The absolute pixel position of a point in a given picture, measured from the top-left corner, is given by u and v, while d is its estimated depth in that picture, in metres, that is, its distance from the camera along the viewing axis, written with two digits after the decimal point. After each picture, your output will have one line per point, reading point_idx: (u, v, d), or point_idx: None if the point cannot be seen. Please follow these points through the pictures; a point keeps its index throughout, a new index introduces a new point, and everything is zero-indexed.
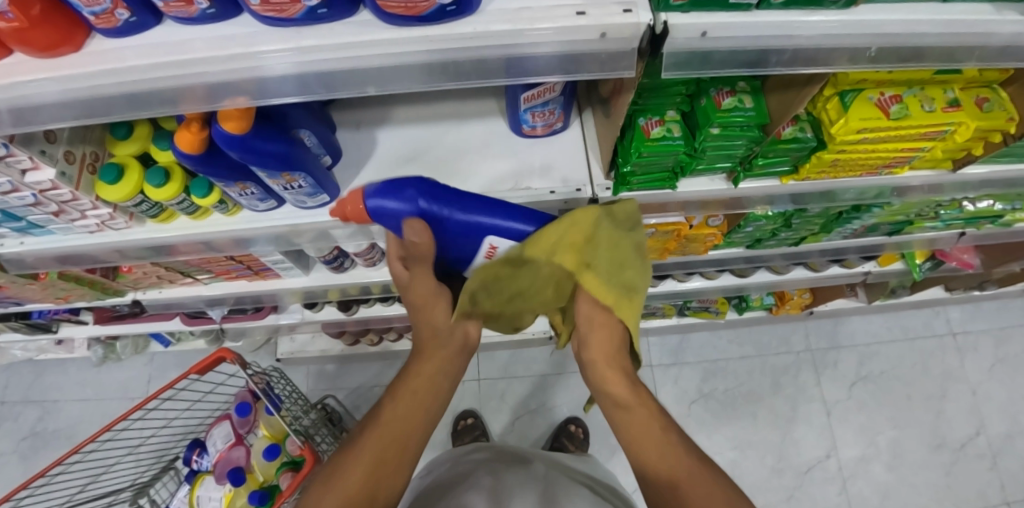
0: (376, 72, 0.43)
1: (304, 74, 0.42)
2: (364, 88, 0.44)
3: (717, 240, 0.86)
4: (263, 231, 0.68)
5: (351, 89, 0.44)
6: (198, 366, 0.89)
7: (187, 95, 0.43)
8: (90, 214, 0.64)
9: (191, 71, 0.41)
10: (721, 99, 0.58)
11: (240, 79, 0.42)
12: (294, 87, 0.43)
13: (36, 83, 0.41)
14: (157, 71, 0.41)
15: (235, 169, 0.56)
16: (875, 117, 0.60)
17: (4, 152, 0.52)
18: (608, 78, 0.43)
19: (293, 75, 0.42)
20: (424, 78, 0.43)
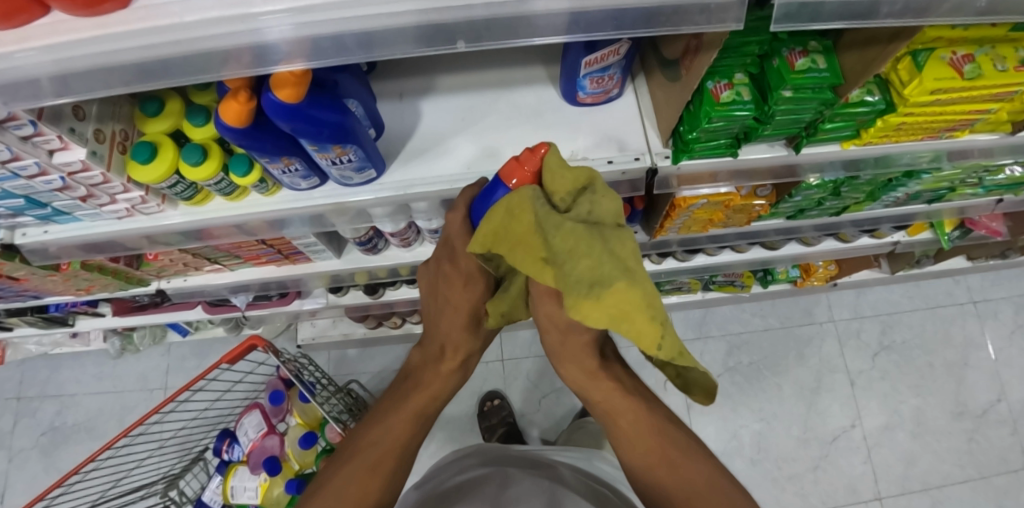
0: (467, 26, 0.40)
1: (377, 28, 0.40)
2: (452, 43, 0.41)
3: (763, 210, 0.83)
4: (304, 210, 0.65)
5: (434, 46, 0.41)
6: (230, 355, 0.86)
7: (245, 56, 0.40)
8: (120, 197, 0.60)
9: (255, 23, 0.38)
10: (794, 60, 0.55)
11: (308, 37, 0.39)
12: (353, 47, 0.40)
13: (84, 47, 0.38)
14: (220, 27, 0.38)
15: (280, 142, 0.52)
16: (949, 77, 0.57)
17: (31, 130, 0.47)
18: (715, 30, 0.41)
19: (367, 30, 0.39)
20: (511, 32, 0.41)
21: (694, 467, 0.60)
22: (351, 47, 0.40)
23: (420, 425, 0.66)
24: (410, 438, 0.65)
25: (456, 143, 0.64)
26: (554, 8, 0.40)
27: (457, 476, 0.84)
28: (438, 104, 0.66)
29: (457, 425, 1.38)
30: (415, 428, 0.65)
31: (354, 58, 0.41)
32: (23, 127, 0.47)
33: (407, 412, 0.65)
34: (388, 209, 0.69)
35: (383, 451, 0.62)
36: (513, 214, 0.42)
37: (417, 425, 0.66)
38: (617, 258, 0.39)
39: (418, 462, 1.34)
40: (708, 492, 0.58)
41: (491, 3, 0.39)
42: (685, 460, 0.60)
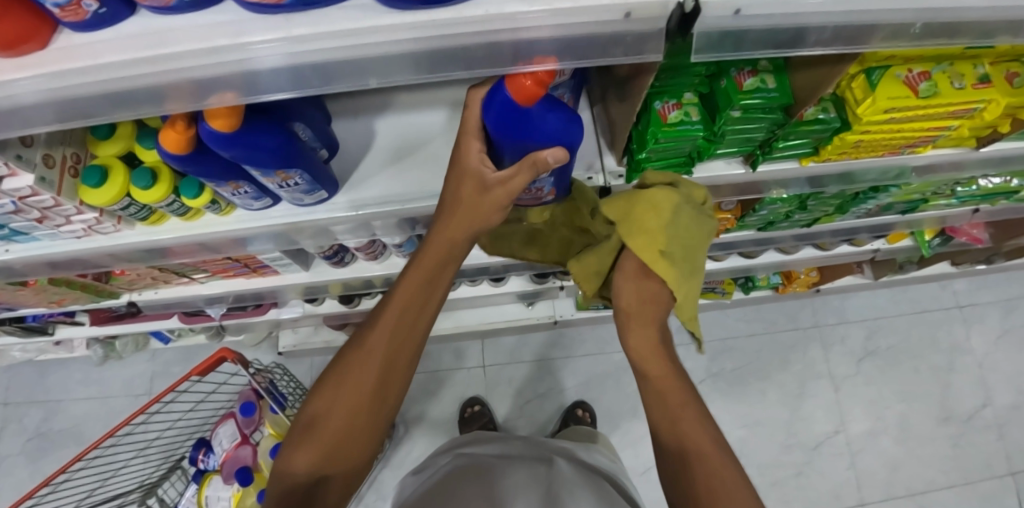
0: (375, 63, 0.37)
1: (300, 65, 0.37)
2: (363, 80, 0.38)
3: (730, 224, 0.83)
4: (260, 230, 0.65)
5: (348, 83, 0.39)
6: (199, 367, 0.87)
7: (174, 94, 0.38)
8: (75, 219, 0.60)
9: (172, 65, 0.36)
10: (742, 80, 0.54)
11: (235, 75, 0.38)
12: (308, 78, 0.38)
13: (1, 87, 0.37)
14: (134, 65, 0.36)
15: (226, 168, 0.53)
16: (903, 97, 0.56)
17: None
18: (632, 64, 0.38)
19: (290, 67, 0.37)
20: (446, 66, 0.39)
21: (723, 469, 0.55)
22: (277, 83, 0.38)
23: (414, 331, 0.56)
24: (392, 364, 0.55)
25: (409, 161, 0.64)
26: (489, 42, 0.36)
27: (448, 464, 0.84)
28: (394, 122, 0.66)
29: (439, 431, 1.38)
30: (404, 339, 0.55)
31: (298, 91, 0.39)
32: None
33: (386, 328, 0.55)
34: (348, 226, 0.69)
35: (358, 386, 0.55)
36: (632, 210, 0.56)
37: (410, 336, 0.56)
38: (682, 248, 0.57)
39: (400, 468, 1.34)
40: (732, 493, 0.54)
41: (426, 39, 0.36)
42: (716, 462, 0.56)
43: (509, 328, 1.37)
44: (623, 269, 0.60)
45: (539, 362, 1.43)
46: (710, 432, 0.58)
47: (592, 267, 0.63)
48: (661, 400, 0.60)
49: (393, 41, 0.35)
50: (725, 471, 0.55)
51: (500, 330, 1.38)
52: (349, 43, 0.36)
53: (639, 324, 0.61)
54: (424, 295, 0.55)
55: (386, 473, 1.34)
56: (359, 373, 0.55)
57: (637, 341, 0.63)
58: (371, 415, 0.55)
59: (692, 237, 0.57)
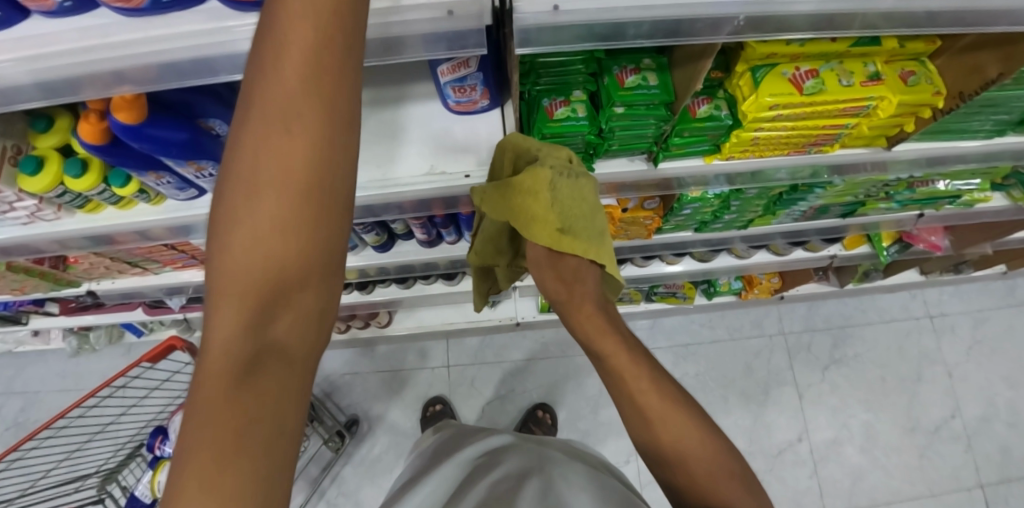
0: (233, 62, 0.42)
1: (155, 65, 0.41)
2: (216, 73, 0.43)
3: (655, 223, 0.85)
4: (190, 220, 0.69)
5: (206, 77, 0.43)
6: (150, 354, 0.90)
7: (79, 87, 0.43)
8: (18, 206, 0.65)
9: (35, 66, 0.41)
10: (624, 77, 0.58)
11: (131, 68, 0.42)
12: (172, 76, 0.42)
13: None
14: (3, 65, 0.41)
15: (142, 160, 0.57)
16: (786, 93, 0.58)
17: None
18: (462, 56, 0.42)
19: (143, 67, 0.41)
20: None
21: (690, 428, 0.52)
22: (137, 80, 0.42)
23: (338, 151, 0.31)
24: (318, 212, 0.31)
25: None
26: None
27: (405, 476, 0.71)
28: None
29: (402, 430, 1.40)
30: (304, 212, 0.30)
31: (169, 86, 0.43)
32: None
33: (260, 192, 0.30)
34: None
35: (255, 250, 0.29)
36: (530, 193, 0.55)
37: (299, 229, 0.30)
38: (599, 235, 0.60)
39: (362, 465, 1.37)
40: (732, 479, 0.48)
41: None
42: (681, 423, 0.52)
43: (472, 330, 1.40)
44: (535, 259, 0.61)
45: (502, 364, 1.46)
46: (665, 395, 0.54)
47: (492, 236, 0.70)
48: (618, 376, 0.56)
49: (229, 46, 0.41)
50: (691, 433, 0.51)
51: (464, 331, 1.41)
52: (201, 43, 0.40)
53: (579, 310, 0.60)
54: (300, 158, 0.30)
55: (349, 469, 1.37)
56: (239, 234, 0.30)
57: (585, 322, 0.59)
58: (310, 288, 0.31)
59: (582, 202, 0.57)
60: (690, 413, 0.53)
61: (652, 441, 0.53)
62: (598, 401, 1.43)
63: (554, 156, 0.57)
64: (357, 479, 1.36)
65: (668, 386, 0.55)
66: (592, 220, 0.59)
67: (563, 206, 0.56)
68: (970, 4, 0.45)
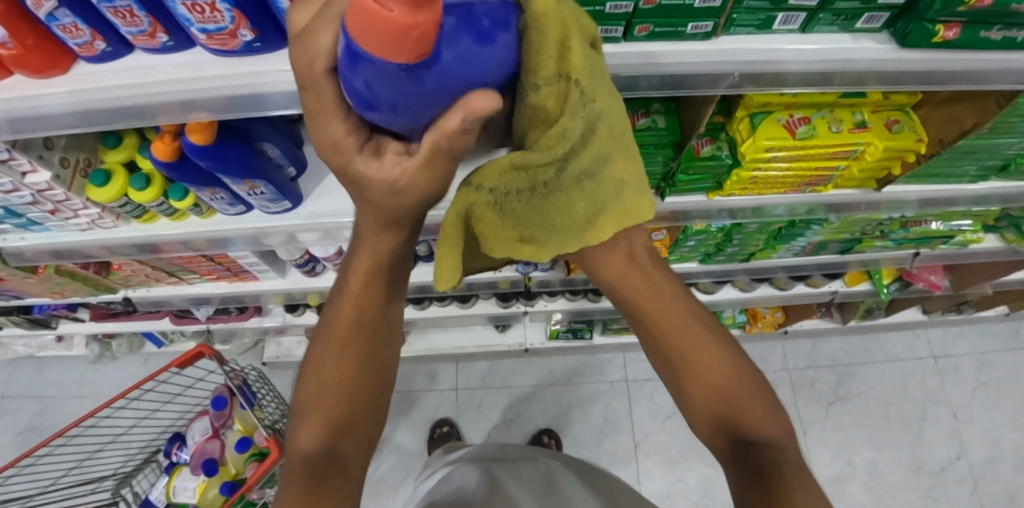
0: (305, 95, 0.48)
1: (235, 95, 0.48)
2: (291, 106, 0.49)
3: (663, 253, 0.91)
4: (237, 232, 0.76)
5: (279, 108, 0.49)
6: (180, 360, 0.95)
7: (165, 110, 0.49)
8: (81, 213, 0.72)
9: (137, 92, 0.48)
10: (636, 120, 0.64)
11: (213, 97, 0.48)
12: (247, 105, 0.49)
13: (43, 97, 0.49)
14: (110, 91, 0.48)
15: (204, 176, 0.64)
16: (780, 136, 0.65)
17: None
18: None
19: (224, 98, 0.48)
20: None
21: (719, 358, 0.50)
22: (215, 107, 0.48)
23: (376, 335, 0.47)
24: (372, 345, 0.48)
25: None
26: None
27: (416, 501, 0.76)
28: None
29: (408, 449, 1.42)
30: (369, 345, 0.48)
31: (243, 113, 0.49)
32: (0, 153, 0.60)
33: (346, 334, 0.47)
34: (312, 235, 0.80)
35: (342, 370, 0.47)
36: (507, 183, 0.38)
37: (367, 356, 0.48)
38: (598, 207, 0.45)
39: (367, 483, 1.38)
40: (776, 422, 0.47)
41: None
42: (711, 356, 0.49)
43: (482, 353, 1.44)
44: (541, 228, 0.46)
45: (509, 389, 1.49)
46: (694, 326, 0.51)
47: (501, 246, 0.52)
48: (644, 313, 0.51)
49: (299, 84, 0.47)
50: (718, 362, 0.50)
51: (473, 354, 1.44)
52: (278, 82, 0.47)
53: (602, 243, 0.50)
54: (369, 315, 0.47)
55: None
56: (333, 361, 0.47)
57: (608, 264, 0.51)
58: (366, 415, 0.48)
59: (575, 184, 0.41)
60: (735, 360, 0.50)
61: (675, 373, 0.51)
62: (604, 428, 1.45)
63: (531, 65, 0.30)
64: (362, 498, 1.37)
65: (696, 319, 0.51)
66: (577, 160, 0.38)
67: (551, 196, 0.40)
68: (939, 68, 0.52)
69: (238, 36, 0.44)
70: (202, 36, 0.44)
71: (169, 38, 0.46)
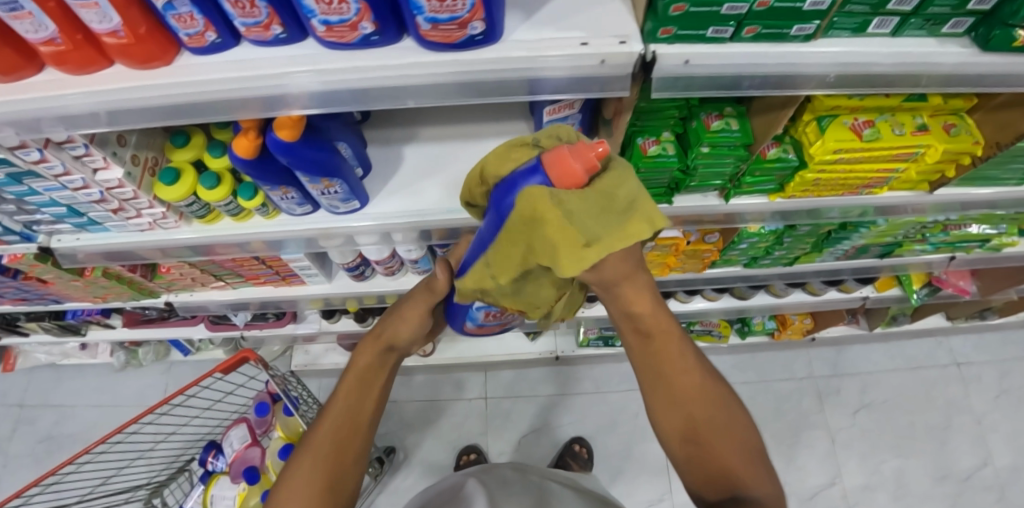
0: (418, 88, 0.49)
1: (347, 89, 0.49)
2: (404, 100, 0.50)
3: (713, 256, 0.92)
4: (299, 233, 0.76)
5: (392, 101, 0.50)
6: (223, 366, 0.94)
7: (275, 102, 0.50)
8: (145, 213, 0.71)
9: (249, 83, 0.48)
10: (710, 122, 0.66)
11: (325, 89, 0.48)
12: (360, 98, 0.50)
13: (145, 87, 0.49)
14: (214, 82, 0.48)
15: (281, 174, 0.64)
16: (848, 139, 0.66)
17: (38, 155, 0.58)
18: (608, 97, 0.50)
19: (335, 90, 0.48)
20: (468, 92, 0.50)
21: (726, 423, 0.51)
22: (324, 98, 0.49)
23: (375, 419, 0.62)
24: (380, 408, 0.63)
25: (428, 183, 0.74)
26: (498, 82, 0.49)
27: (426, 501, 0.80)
28: (418, 150, 0.77)
29: (434, 460, 1.40)
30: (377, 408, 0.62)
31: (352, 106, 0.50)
32: (78, 148, 0.60)
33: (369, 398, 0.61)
34: (370, 237, 0.80)
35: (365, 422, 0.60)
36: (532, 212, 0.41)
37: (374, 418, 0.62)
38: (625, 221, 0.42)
39: (394, 494, 1.36)
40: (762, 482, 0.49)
41: (460, 70, 0.47)
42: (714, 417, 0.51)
43: (510, 361, 1.43)
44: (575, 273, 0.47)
45: (536, 397, 1.47)
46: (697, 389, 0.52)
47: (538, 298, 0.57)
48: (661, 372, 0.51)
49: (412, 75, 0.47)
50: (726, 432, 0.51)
51: (502, 362, 1.44)
52: (392, 74, 0.47)
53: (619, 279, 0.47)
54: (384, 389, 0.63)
55: (382, 498, 1.35)
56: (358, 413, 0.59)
57: (632, 310, 0.50)
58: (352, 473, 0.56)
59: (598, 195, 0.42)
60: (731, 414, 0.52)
61: (692, 448, 0.51)
62: (632, 438, 1.43)
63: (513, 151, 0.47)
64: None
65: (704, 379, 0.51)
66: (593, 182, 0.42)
67: (580, 214, 0.41)
68: (1013, 70, 0.54)
69: (358, 28, 0.44)
70: (321, 29, 0.44)
71: (283, 30, 0.46)
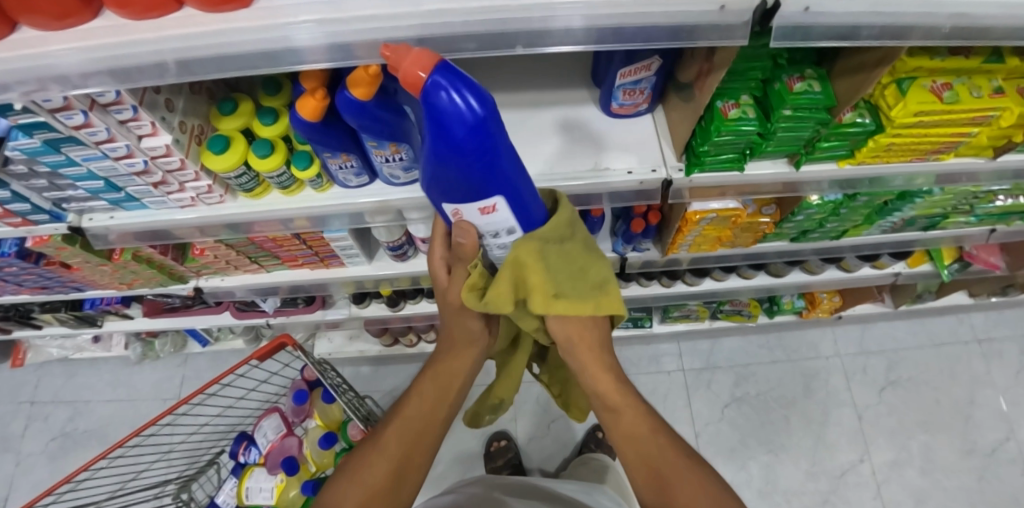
0: (526, 35, 0.46)
1: (446, 36, 0.46)
2: (512, 46, 0.47)
3: (768, 229, 0.90)
4: (352, 206, 0.71)
5: (494, 50, 0.47)
6: (261, 351, 0.89)
7: (364, 49, 0.46)
8: (188, 186, 0.66)
9: (340, 28, 0.44)
10: (793, 84, 0.63)
11: (427, 34, 0.45)
12: (459, 47, 0.47)
13: (221, 33, 0.44)
14: (304, 26, 0.44)
15: (343, 139, 0.60)
16: (931, 102, 0.64)
17: (82, 119, 0.53)
18: (724, 46, 0.48)
19: (433, 36, 0.45)
20: (577, 41, 0.47)
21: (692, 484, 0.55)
22: (418, 46, 0.46)
23: (433, 417, 0.63)
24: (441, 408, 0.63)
25: None
26: (610, 29, 0.46)
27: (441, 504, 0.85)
28: None
29: (464, 448, 1.38)
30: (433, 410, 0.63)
31: (449, 53, 0.47)
32: (125, 111, 0.54)
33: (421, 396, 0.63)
34: (423, 212, 0.76)
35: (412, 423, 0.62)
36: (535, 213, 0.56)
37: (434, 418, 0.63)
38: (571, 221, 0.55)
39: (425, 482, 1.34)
40: None
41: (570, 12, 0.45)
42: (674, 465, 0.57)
43: None
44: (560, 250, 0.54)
45: None
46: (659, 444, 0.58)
47: (598, 280, 0.58)
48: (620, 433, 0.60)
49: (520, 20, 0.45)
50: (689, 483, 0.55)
51: None
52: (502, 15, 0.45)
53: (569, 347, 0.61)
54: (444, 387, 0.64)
55: None
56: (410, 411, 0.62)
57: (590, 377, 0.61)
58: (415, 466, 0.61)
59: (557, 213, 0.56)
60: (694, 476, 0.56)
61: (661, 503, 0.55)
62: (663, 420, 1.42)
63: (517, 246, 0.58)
64: (420, 499, 1.32)
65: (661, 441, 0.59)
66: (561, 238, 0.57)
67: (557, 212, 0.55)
68: None
69: None
70: None
71: None
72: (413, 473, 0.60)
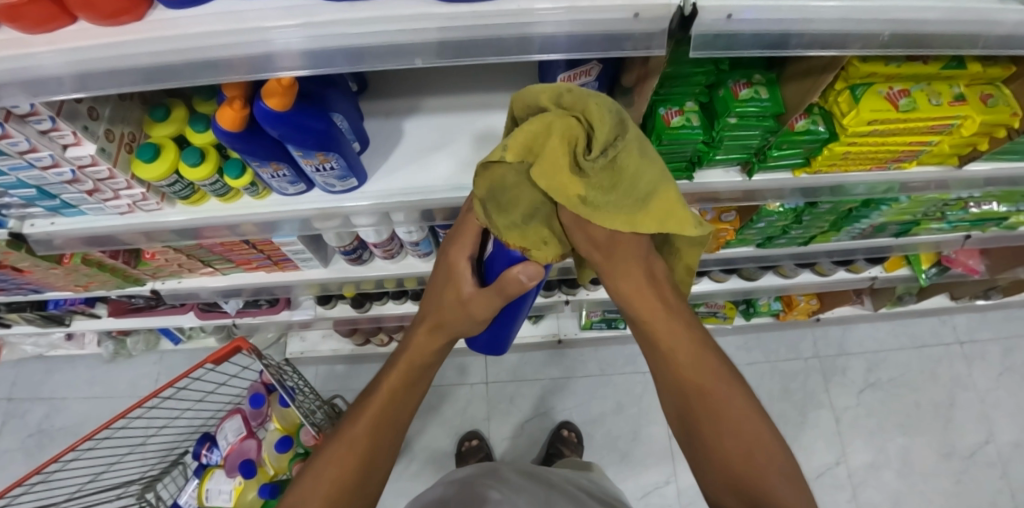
0: (434, 46, 0.45)
1: (350, 48, 0.44)
2: (411, 60, 0.46)
3: (729, 236, 0.89)
4: (293, 214, 0.71)
5: (404, 60, 0.46)
6: (216, 355, 0.88)
7: (268, 61, 0.45)
8: (122, 194, 0.66)
9: (240, 39, 0.43)
10: (738, 90, 0.61)
11: (329, 44, 0.44)
12: (367, 58, 0.45)
13: (116, 45, 0.43)
14: (201, 38, 0.43)
15: (271, 149, 0.58)
16: (884, 110, 0.61)
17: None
18: (641, 55, 0.46)
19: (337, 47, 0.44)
20: (489, 51, 0.45)
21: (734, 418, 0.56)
22: (323, 56, 0.45)
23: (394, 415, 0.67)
24: (401, 405, 0.68)
25: (435, 157, 0.69)
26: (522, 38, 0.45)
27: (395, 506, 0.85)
28: (421, 123, 0.72)
29: (437, 446, 1.38)
30: (393, 414, 0.66)
31: (357, 64, 0.45)
32: (43, 122, 0.53)
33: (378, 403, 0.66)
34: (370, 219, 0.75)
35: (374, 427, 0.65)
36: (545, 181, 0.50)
37: (395, 419, 0.67)
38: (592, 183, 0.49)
39: (398, 480, 1.34)
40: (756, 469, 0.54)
41: (479, 21, 0.43)
42: (744, 433, 0.56)
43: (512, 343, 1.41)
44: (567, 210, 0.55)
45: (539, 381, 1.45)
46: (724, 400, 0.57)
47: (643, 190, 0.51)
48: (685, 385, 0.59)
49: (426, 29, 0.43)
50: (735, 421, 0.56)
51: None
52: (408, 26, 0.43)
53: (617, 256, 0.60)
54: (403, 384, 0.68)
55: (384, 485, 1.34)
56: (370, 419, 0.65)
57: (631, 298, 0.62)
58: (379, 461, 0.65)
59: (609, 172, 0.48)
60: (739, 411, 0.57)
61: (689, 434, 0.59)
62: (638, 420, 1.41)
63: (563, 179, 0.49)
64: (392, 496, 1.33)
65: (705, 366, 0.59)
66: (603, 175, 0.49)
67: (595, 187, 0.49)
68: None
69: None
70: None
71: None
72: (370, 478, 0.64)
